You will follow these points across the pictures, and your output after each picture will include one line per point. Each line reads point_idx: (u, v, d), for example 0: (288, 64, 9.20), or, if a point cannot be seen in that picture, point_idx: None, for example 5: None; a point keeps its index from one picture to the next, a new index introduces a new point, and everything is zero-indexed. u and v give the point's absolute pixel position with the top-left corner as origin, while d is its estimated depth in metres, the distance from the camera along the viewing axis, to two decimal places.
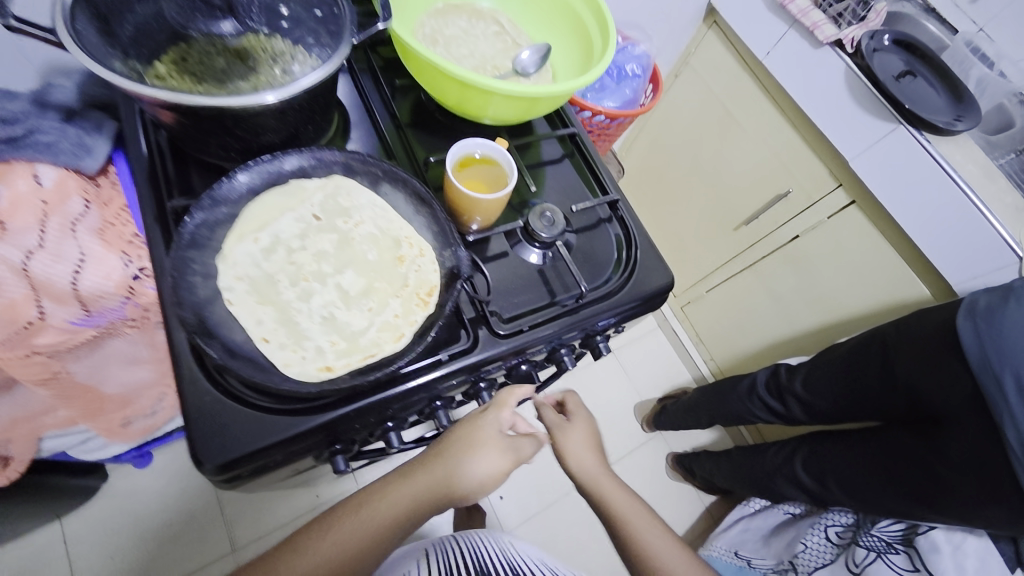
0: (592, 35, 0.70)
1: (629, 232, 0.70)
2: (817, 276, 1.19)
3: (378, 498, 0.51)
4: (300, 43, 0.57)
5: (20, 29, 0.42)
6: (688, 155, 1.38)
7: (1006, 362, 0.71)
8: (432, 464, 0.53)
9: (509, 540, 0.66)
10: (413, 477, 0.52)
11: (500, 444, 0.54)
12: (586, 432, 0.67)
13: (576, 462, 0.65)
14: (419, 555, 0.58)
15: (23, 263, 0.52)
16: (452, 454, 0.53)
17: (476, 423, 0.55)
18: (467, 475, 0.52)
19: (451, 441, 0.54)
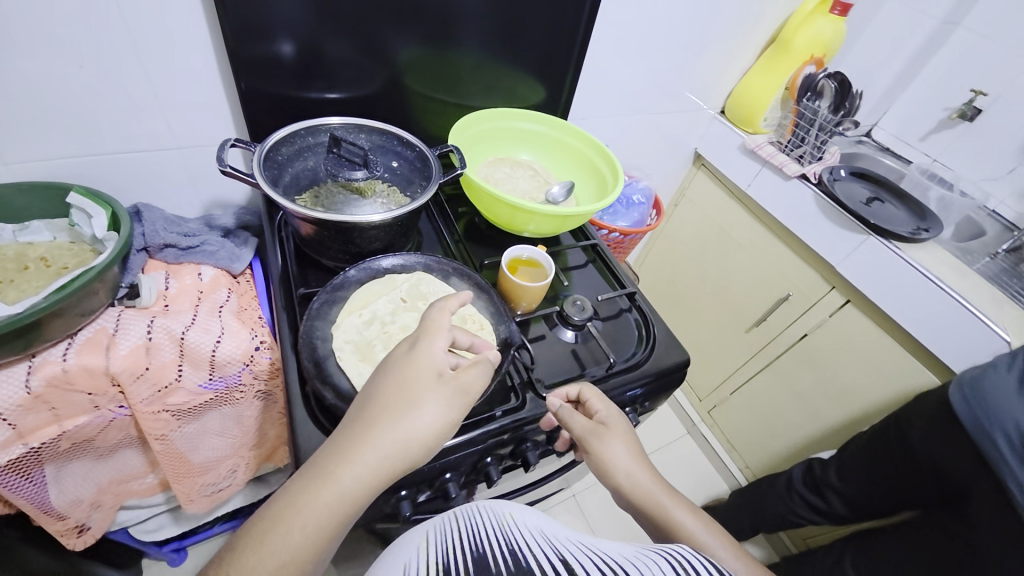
0: (605, 174, 0.93)
1: (647, 317, 0.84)
2: (833, 370, 1.26)
3: (308, 485, 0.43)
4: (397, 185, 0.78)
5: (231, 173, 0.63)
6: (696, 267, 1.58)
7: (995, 422, 0.77)
8: (358, 430, 0.45)
9: (511, 514, 0.51)
10: (350, 448, 0.44)
11: (434, 388, 0.47)
12: (618, 428, 0.64)
13: (615, 464, 0.61)
14: (418, 541, 0.50)
15: (182, 333, 0.67)
16: (388, 417, 0.45)
17: (403, 376, 0.48)
18: (409, 432, 0.45)
19: (378, 400, 0.47)
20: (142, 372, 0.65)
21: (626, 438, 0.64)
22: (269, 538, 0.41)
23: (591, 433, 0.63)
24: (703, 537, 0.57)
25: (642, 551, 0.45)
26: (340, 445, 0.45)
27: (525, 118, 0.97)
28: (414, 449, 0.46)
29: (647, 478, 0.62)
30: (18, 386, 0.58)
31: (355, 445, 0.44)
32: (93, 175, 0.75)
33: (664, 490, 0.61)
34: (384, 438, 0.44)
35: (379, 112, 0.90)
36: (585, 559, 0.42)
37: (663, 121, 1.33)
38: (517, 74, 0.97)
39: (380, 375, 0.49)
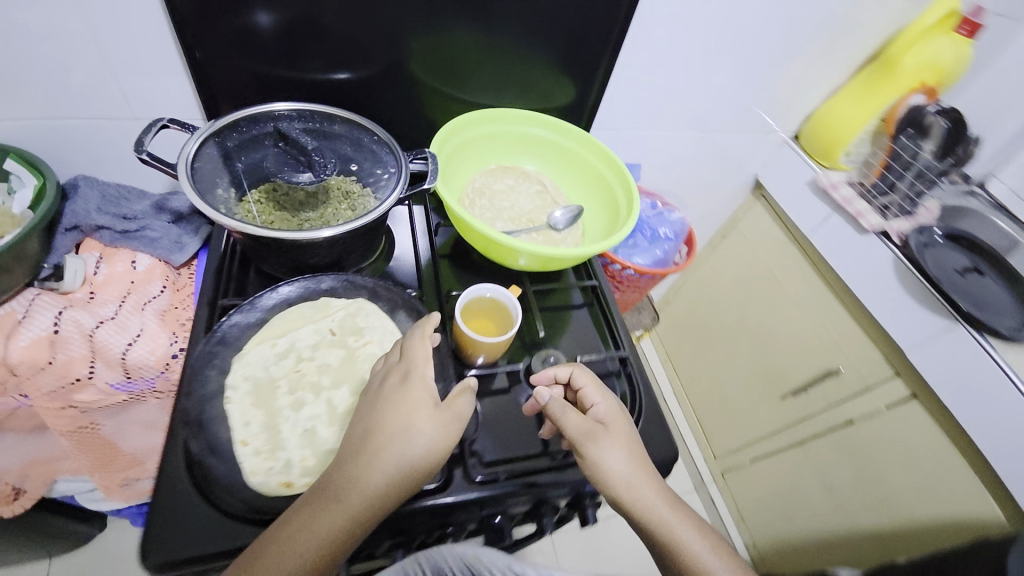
0: (620, 204, 0.77)
1: (636, 391, 0.69)
2: (876, 472, 1.04)
3: (301, 519, 0.43)
4: (364, 182, 0.68)
5: (151, 163, 0.54)
6: (735, 312, 1.36)
7: None
8: (348, 456, 0.46)
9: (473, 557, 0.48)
10: (343, 477, 0.45)
11: (422, 409, 0.48)
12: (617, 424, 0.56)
13: (610, 467, 0.52)
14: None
15: (92, 329, 0.61)
16: (386, 437, 0.46)
17: (384, 401, 0.49)
18: (398, 460, 0.46)
19: (360, 426, 0.48)
20: (44, 366, 0.59)
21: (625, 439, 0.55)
22: (266, 572, 0.41)
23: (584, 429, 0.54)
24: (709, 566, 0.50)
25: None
26: (333, 477, 0.45)
27: (533, 121, 0.81)
28: (407, 478, 0.45)
29: (648, 488, 0.52)
30: None
31: (345, 474, 0.45)
32: (52, 138, 0.69)
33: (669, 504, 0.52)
34: (374, 467, 0.45)
35: (371, 101, 0.79)
36: None
37: (719, 140, 1.12)
38: (539, 70, 0.82)
39: (365, 403, 0.50)
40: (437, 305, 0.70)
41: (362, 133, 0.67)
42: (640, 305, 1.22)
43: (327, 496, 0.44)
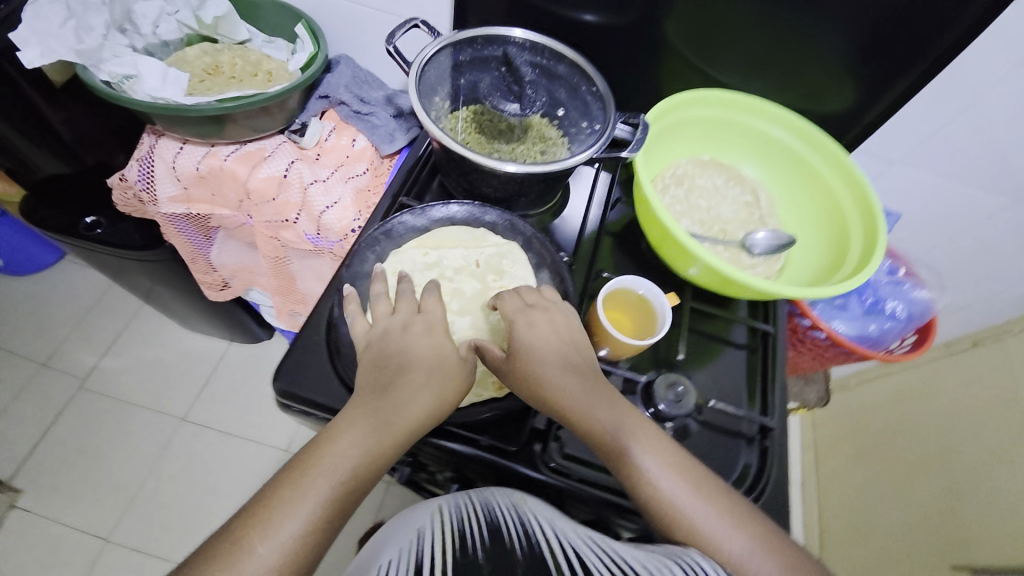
0: (850, 252, 0.60)
1: (763, 472, 0.57)
2: None
3: (332, 444, 0.42)
4: (564, 128, 0.68)
5: (394, 56, 0.59)
6: (941, 443, 1.03)
7: None
8: (375, 388, 0.46)
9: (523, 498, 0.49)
10: (371, 408, 0.45)
11: (449, 355, 0.50)
12: (556, 324, 0.52)
13: (540, 374, 0.49)
14: (428, 507, 0.48)
15: (308, 184, 0.72)
16: (380, 380, 0.47)
17: (409, 338, 0.50)
18: (427, 397, 0.47)
19: (385, 359, 0.48)
20: (270, 199, 0.72)
21: (562, 337, 0.52)
22: (273, 512, 0.39)
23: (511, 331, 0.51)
24: (691, 504, 0.44)
25: (657, 552, 0.41)
26: (360, 406, 0.45)
27: (779, 121, 0.66)
28: (434, 416, 0.47)
29: (588, 395, 0.48)
30: (192, 162, 0.71)
31: (371, 404, 0.45)
32: (337, 18, 0.80)
33: (623, 413, 0.48)
34: (407, 400, 0.46)
35: (608, 51, 0.73)
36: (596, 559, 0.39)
37: None
38: (819, 62, 0.65)
39: (376, 345, 0.50)
40: (583, 281, 0.66)
41: (582, 82, 0.63)
42: (811, 375, 1.00)
43: (363, 422, 0.44)
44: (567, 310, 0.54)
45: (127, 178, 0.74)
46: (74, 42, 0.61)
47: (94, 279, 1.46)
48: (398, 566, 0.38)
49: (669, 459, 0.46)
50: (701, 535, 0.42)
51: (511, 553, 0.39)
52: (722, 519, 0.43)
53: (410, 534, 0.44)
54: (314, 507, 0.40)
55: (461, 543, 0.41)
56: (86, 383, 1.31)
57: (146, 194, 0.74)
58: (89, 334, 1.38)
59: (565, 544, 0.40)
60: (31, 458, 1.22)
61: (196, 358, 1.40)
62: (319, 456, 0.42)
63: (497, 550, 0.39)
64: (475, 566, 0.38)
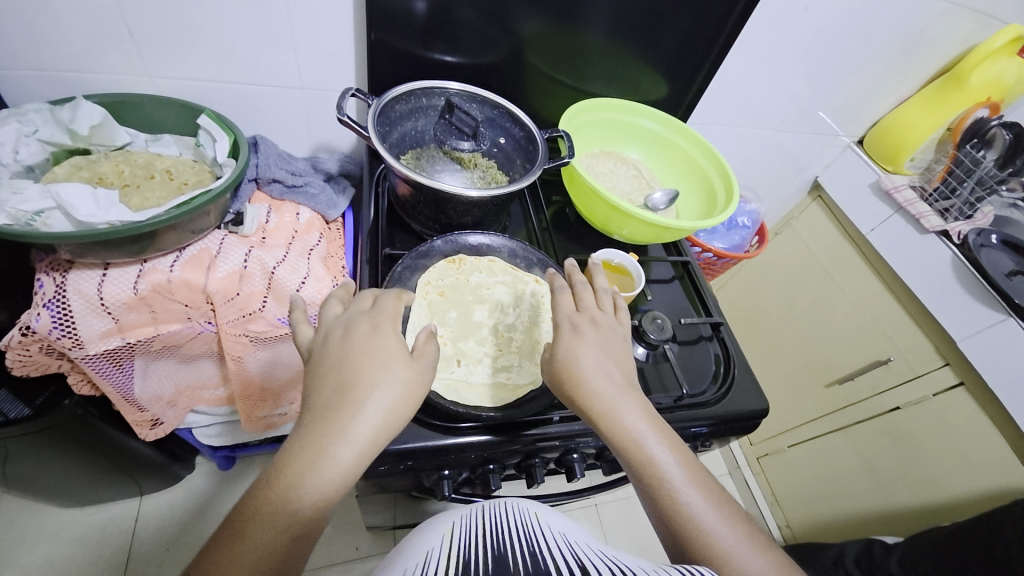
0: (717, 194, 0.86)
1: (729, 352, 0.78)
2: (920, 454, 1.13)
3: (283, 479, 0.39)
4: (488, 154, 0.77)
5: (347, 122, 0.64)
6: (783, 306, 1.45)
7: None
8: (320, 411, 0.42)
9: (536, 514, 0.46)
10: (316, 435, 0.40)
11: (396, 360, 0.45)
12: (599, 333, 0.52)
13: (576, 381, 0.49)
14: (444, 525, 0.45)
15: (273, 268, 0.71)
16: (323, 399, 0.42)
17: (348, 345, 0.45)
18: (377, 412, 0.42)
19: (327, 374, 0.44)
20: (233, 296, 0.69)
21: (605, 351, 0.51)
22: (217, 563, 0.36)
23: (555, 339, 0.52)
24: (713, 521, 0.43)
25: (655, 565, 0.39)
26: (308, 435, 0.41)
27: (645, 114, 0.90)
28: (386, 434, 0.43)
29: (631, 411, 0.47)
30: (126, 286, 0.64)
31: (318, 429, 0.41)
32: (225, 101, 0.78)
33: (649, 421, 0.47)
34: (353, 423, 0.41)
35: (492, 83, 0.87)
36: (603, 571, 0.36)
37: (786, 142, 1.22)
38: (639, 66, 0.91)
39: (315, 359, 0.45)
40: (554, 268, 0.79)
41: (495, 108, 0.75)
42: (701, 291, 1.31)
43: (307, 451, 0.40)
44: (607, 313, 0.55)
45: (34, 330, 0.61)
46: None
47: None
48: None
49: (697, 478, 0.45)
50: (699, 537, 0.42)
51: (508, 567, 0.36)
52: (744, 545, 0.42)
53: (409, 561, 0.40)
54: (260, 552, 0.37)
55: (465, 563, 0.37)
56: None
57: (66, 340, 0.63)
58: None
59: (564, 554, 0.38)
60: None
61: (94, 536, 1.10)
62: (267, 496, 0.39)
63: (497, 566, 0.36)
64: None
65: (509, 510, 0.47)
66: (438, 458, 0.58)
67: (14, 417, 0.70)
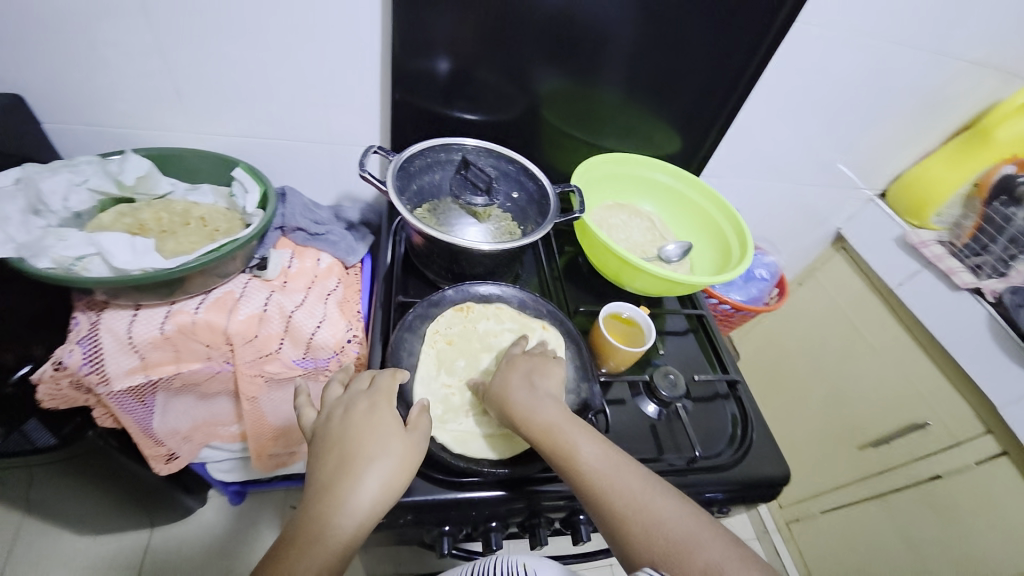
0: (731, 247, 0.86)
1: (746, 413, 0.75)
2: (965, 530, 1.04)
3: (291, 560, 0.42)
4: (501, 206, 0.77)
5: (367, 179, 0.68)
6: (808, 359, 1.39)
7: None
8: (324, 487, 0.46)
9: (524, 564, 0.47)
10: (323, 506, 0.45)
11: (392, 432, 0.50)
12: (535, 369, 0.61)
13: (520, 412, 0.56)
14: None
15: (291, 311, 0.73)
16: (326, 476, 0.47)
17: (347, 421, 0.50)
18: (374, 482, 0.47)
19: (329, 451, 0.48)
20: (252, 338, 0.71)
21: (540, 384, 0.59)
22: None
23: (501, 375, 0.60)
24: (649, 506, 0.49)
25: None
26: (312, 513, 0.45)
27: (657, 168, 0.92)
28: (384, 502, 0.47)
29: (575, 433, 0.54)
30: (154, 326, 0.67)
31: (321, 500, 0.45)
32: (260, 152, 0.84)
33: (582, 430, 0.55)
34: (353, 495, 0.45)
35: (509, 138, 0.91)
36: None
37: (805, 192, 1.21)
38: (653, 122, 0.94)
39: (319, 439, 0.50)
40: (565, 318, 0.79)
41: (510, 164, 0.79)
42: None
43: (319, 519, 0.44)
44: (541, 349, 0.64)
45: (65, 365, 0.64)
46: (9, 237, 0.58)
47: None
48: None
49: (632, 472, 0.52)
50: (654, 539, 0.47)
51: None
52: (681, 521, 0.48)
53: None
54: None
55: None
56: None
57: (93, 375, 0.66)
58: None
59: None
60: None
61: (101, 568, 1.10)
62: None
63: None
64: None
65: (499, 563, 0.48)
66: (438, 514, 0.57)
67: (39, 446, 0.73)
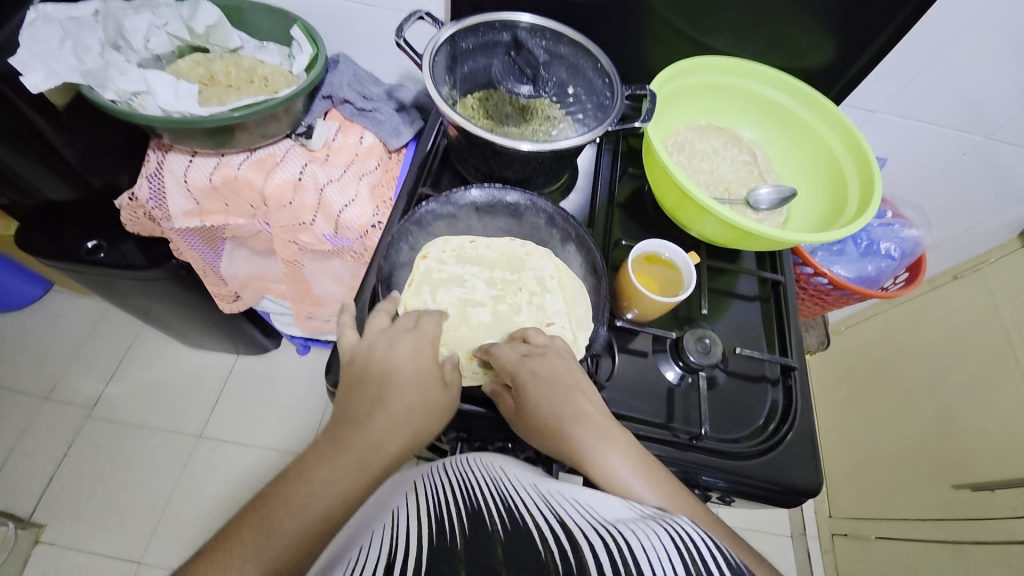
0: (847, 202, 0.65)
1: (791, 406, 0.61)
2: None
3: (310, 480, 0.42)
4: (561, 100, 0.69)
5: (404, 48, 0.60)
6: (928, 370, 1.11)
7: None
8: (355, 417, 0.47)
9: (503, 469, 0.45)
10: (350, 431, 0.46)
11: (429, 382, 0.51)
12: (558, 371, 0.52)
13: (547, 425, 0.49)
14: (405, 489, 0.44)
15: (323, 185, 0.73)
16: (361, 408, 0.48)
17: (387, 355, 0.51)
18: (405, 425, 0.47)
19: (368, 384, 0.49)
20: (286, 203, 0.74)
21: (564, 391, 0.51)
22: None
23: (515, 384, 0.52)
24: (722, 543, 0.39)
25: (640, 516, 0.36)
26: (343, 438, 0.45)
27: (776, 83, 0.71)
28: (411, 444, 0.47)
29: (607, 451, 0.47)
30: (204, 174, 0.72)
31: (353, 427, 0.46)
32: (325, 14, 0.80)
33: (619, 448, 0.47)
34: (383, 431, 0.46)
35: (600, 29, 0.75)
36: (584, 524, 0.33)
37: (1006, 156, 0.87)
38: (801, 23, 0.70)
39: (360, 365, 0.51)
40: (603, 249, 0.70)
41: (568, 47, 0.66)
42: (810, 322, 1.06)
43: (349, 440, 0.45)
44: (564, 351, 0.56)
45: (137, 196, 0.74)
46: (77, 64, 0.63)
47: (89, 304, 1.40)
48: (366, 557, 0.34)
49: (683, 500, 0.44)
50: None
51: (481, 527, 0.34)
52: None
53: (378, 528, 0.38)
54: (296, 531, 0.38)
55: (440, 524, 0.35)
56: (93, 412, 1.27)
57: (158, 211, 0.74)
58: (91, 361, 1.33)
59: (546, 512, 0.35)
60: (52, 492, 1.17)
61: (197, 375, 1.36)
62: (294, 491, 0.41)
63: (474, 529, 0.34)
64: (447, 548, 0.32)
65: (478, 466, 0.46)
66: None
67: (133, 263, 0.85)
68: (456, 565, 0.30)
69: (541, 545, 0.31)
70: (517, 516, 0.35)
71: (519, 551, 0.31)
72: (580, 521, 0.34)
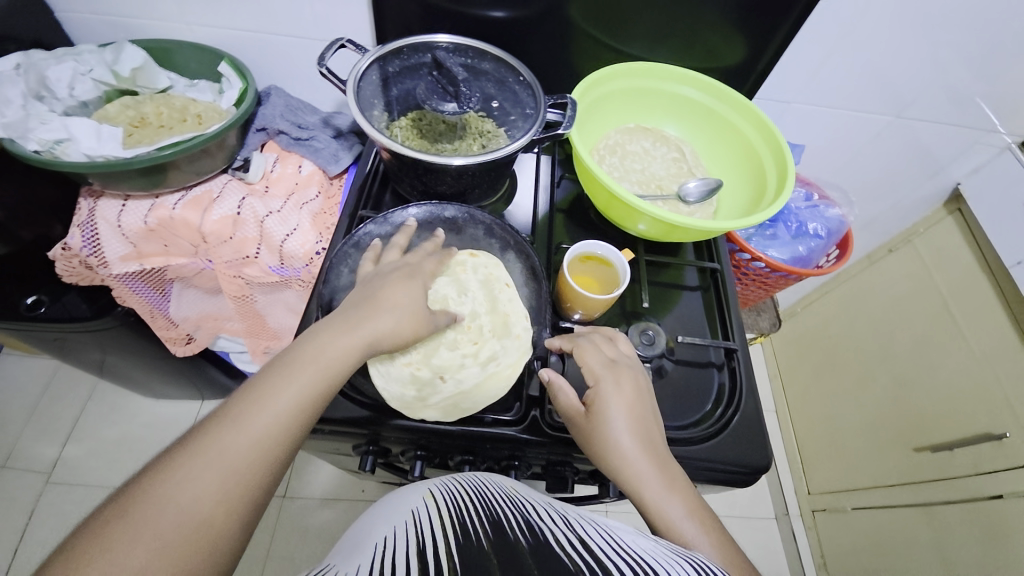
0: (768, 187, 0.69)
1: (736, 387, 0.63)
2: (1016, 560, 0.83)
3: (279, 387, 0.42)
4: (488, 112, 0.72)
5: (328, 76, 0.61)
6: (878, 340, 1.17)
7: None
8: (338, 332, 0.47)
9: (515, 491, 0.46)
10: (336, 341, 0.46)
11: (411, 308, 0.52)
12: (634, 396, 0.52)
13: (619, 442, 0.49)
14: (421, 491, 0.43)
15: (264, 217, 0.73)
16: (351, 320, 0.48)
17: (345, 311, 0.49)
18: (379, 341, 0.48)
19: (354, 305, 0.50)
20: (228, 239, 0.73)
21: (639, 415, 0.52)
22: None
23: (598, 389, 0.52)
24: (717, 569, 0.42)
25: (661, 548, 0.38)
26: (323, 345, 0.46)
27: (691, 81, 0.75)
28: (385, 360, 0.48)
29: (669, 493, 0.47)
30: (138, 217, 0.71)
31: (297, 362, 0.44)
32: (254, 49, 0.81)
33: (675, 483, 0.48)
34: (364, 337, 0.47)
35: (524, 44, 0.78)
36: (606, 546, 0.35)
37: (917, 132, 0.93)
38: (711, 25, 0.74)
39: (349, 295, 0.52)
40: (546, 255, 0.71)
41: (489, 62, 0.68)
42: (763, 306, 1.10)
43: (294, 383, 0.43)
44: (641, 372, 0.56)
45: (70, 246, 0.72)
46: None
47: (39, 363, 1.34)
48: (392, 548, 0.33)
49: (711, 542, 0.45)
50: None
51: (512, 540, 0.34)
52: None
53: (400, 522, 0.37)
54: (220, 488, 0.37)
55: (463, 525, 0.36)
56: (52, 476, 1.21)
57: (94, 258, 0.72)
58: (45, 423, 1.27)
59: (567, 531, 0.37)
60: (9, 569, 1.10)
61: (161, 425, 1.30)
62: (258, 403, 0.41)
63: (500, 537, 0.34)
64: (478, 550, 0.32)
65: (491, 483, 0.47)
66: (361, 434, 0.57)
67: (77, 315, 0.82)
68: (486, 560, 0.31)
69: (567, 558, 0.32)
70: (539, 532, 0.36)
71: (553, 564, 0.32)
72: (603, 542, 0.35)
